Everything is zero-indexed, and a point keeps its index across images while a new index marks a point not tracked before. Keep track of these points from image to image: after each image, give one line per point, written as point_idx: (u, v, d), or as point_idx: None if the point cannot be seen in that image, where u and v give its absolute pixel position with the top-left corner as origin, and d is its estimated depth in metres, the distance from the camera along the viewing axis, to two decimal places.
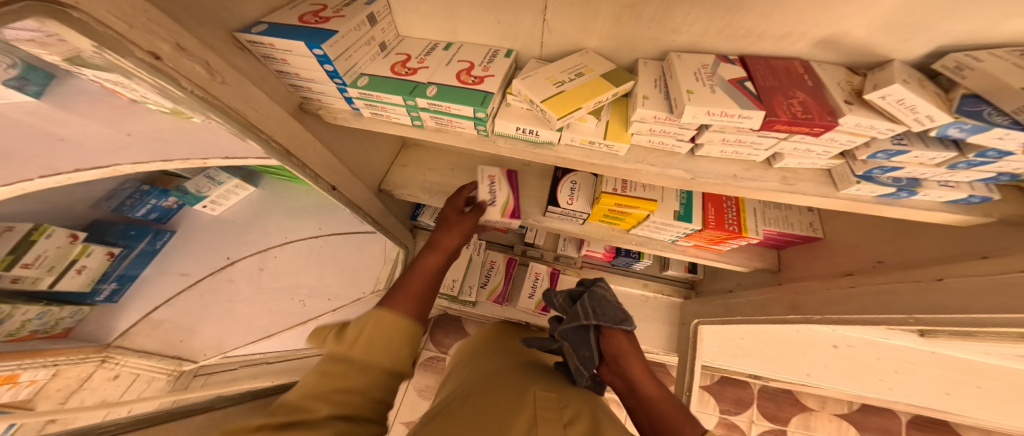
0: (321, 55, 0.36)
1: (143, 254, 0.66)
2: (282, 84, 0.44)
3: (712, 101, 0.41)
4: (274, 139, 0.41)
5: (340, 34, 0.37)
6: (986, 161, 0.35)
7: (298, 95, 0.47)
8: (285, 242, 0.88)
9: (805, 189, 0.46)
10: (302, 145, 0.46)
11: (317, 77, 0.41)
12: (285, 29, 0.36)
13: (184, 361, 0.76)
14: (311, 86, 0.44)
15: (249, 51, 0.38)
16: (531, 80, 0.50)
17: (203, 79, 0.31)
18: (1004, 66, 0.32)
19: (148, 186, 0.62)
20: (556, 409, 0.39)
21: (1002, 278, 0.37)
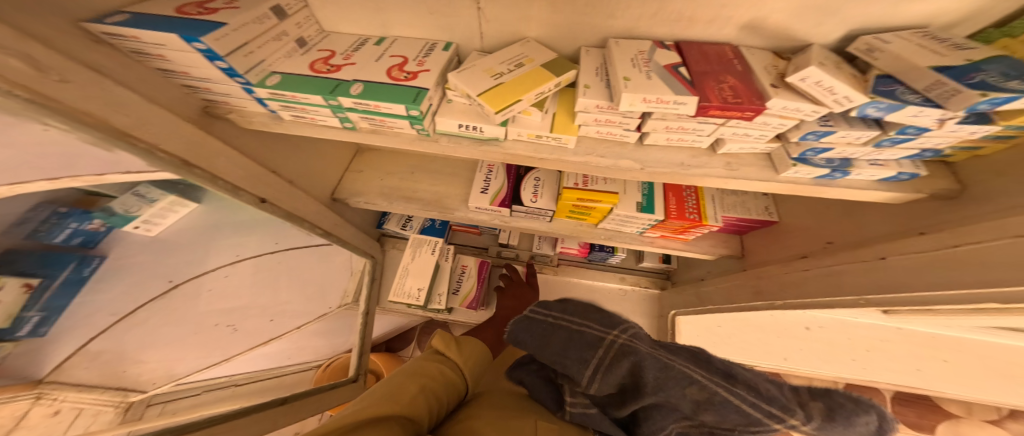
0: (204, 49, 0.33)
1: (63, 284, 0.41)
2: (173, 85, 0.42)
3: (648, 88, 0.40)
4: (161, 148, 0.37)
5: (229, 27, 0.34)
6: (907, 138, 0.35)
7: (197, 97, 0.45)
8: (236, 260, 0.69)
9: (746, 174, 0.46)
10: (204, 154, 0.43)
11: (212, 76, 0.38)
12: (151, 21, 0.33)
13: (133, 390, 0.50)
14: (208, 86, 0.41)
15: (110, 44, 0.35)
16: (468, 73, 0.48)
17: (36, 80, 0.26)
18: (910, 48, 0.31)
19: (64, 208, 0.39)
20: None
21: (936, 255, 0.37)
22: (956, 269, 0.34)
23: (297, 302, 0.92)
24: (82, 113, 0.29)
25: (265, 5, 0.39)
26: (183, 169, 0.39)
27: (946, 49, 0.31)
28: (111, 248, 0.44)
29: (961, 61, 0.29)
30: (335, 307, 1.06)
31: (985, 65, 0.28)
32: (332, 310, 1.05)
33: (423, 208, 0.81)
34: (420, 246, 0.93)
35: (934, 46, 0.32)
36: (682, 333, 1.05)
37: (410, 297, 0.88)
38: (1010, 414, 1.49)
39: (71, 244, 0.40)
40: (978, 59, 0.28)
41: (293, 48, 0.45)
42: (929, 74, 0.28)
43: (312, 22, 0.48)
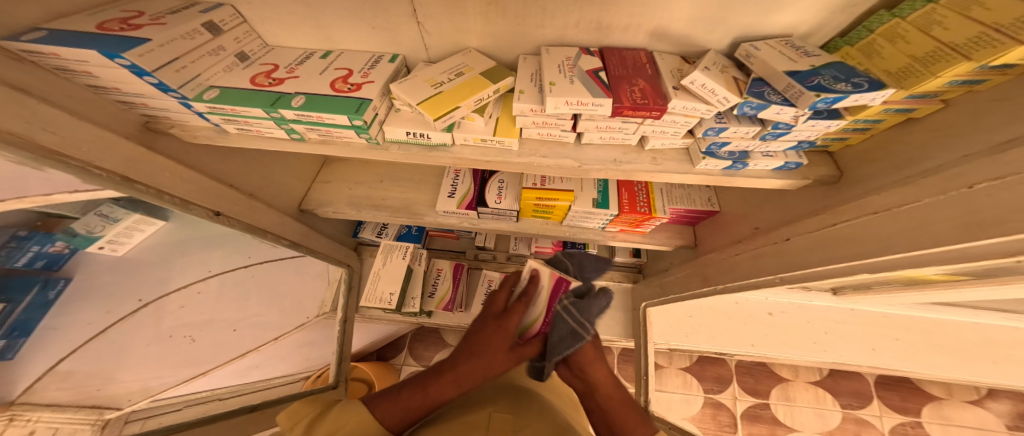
0: (129, 65, 0.34)
1: (31, 307, 0.46)
2: (106, 101, 0.42)
3: (569, 91, 0.44)
4: (96, 165, 0.37)
5: (155, 43, 0.36)
6: (783, 132, 0.40)
7: (134, 112, 0.46)
8: (208, 276, 0.71)
9: (669, 168, 0.50)
10: (144, 169, 0.43)
11: (145, 91, 0.39)
12: (72, 38, 0.34)
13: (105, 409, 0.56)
14: (144, 101, 0.42)
15: (32, 62, 0.35)
16: (409, 83, 0.51)
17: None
18: (773, 54, 0.38)
19: (24, 231, 0.42)
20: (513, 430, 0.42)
21: (824, 233, 0.41)
22: (840, 243, 0.38)
23: (271, 313, 0.94)
24: (9, 132, 0.29)
25: (195, 21, 0.41)
26: (124, 184, 0.40)
27: (799, 55, 0.38)
28: (75, 269, 0.50)
29: (807, 66, 0.35)
30: (312, 317, 1.09)
31: (823, 70, 0.34)
32: (309, 319, 1.08)
33: (392, 214, 0.83)
34: (391, 251, 0.94)
35: (791, 53, 0.38)
36: (654, 325, 1.09)
37: (381, 302, 0.88)
38: (989, 393, 1.56)
39: (35, 266, 0.44)
40: (818, 65, 0.35)
41: (234, 62, 0.47)
42: (783, 77, 0.35)
43: (253, 36, 0.51)
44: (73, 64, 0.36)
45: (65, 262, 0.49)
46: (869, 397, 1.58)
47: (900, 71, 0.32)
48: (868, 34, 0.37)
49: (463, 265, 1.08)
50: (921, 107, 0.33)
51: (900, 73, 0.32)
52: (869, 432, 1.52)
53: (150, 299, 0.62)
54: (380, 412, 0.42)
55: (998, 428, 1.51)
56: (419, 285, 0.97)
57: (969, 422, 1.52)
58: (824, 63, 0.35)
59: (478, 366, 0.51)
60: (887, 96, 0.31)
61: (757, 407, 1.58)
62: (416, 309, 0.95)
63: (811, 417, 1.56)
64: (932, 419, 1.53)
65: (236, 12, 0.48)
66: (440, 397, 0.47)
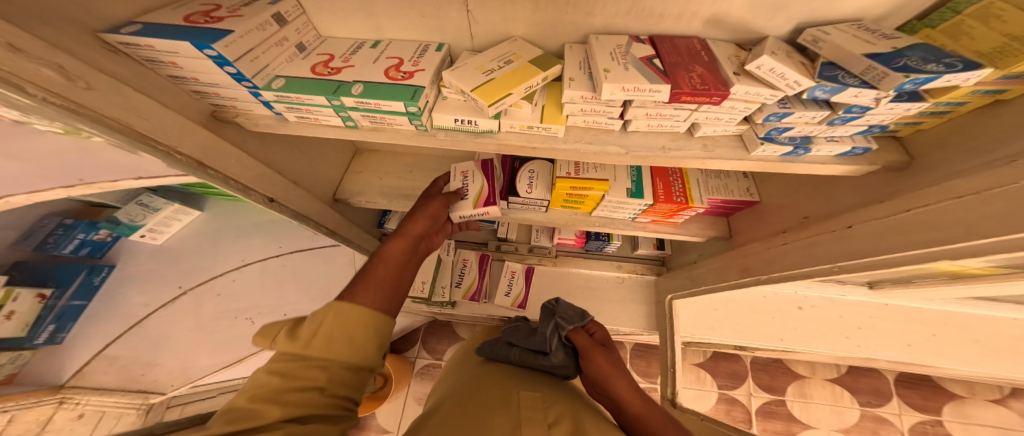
0: (215, 55, 0.35)
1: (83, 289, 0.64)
2: (184, 91, 0.43)
3: (626, 78, 0.44)
4: (177, 150, 0.39)
5: (237, 34, 0.36)
6: (854, 116, 0.41)
7: (206, 102, 0.46)
8: (241, 265, 0.85)
9: (721, 154, 0.50)
10: (214, 155, 0.45)
11: (221, 81, 0.40)
12: (163, 30, 0.35)
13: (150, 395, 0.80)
14: (217, 91, 0.43)
15: (124, 53, 0.36)
16: (460, 70, 0.50)
17: (65, 87, 0.28)
18: (846, 38, 0.38)
19: (72, 221, 0.62)
20: (541, 410, 0.46)
21: (894, 220, 0.41)
22: (912, 229, 0.39)
23: (304, 302, 0.96)
24: (108, 118, 0.32)
25: (266, 12, 0.41)
26: (197, 169, 0.42)
27: (875, 39, 0.38)
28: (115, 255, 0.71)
29: (888, 49, 0.36)
30: None
31: (907, 52, 0.35)
32: None
33: None
34: None
35: (866, 37, 0.39)
36: (680, 318, 1.08)
37: None
38: (1012, 393, 1.54)
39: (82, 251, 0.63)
40: (901, 47, 0.35)
41: (294, 53, 0.48)
42: (862, 60, 0.35)
43: (309, 27, 0.51)
44: (162, 55, 0.37)
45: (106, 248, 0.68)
46: (889, 395, 1.56)
47: (993, 51, 0.33)
48: (952, 16, 0.38)
49: (488, 256, 1.09)
50: (1010, 89, 0.34)
51: (994, 53, 0.32)
52: (888, 429, 1.50)
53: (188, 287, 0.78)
54: (362, 300, 0.44)
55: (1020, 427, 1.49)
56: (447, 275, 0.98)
57: (990, 421, 1.49)
58: (905, 45, 0.36)
59: (422, 219, 0.63)
60: (981, 77, 0.31)
61: (773, 403, 1.57)
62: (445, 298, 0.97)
63: (828, 413, 1.54)
64: (952, 418, 1.51)
65: (297, 3, 0.48)
66: (400, 252, 0.56)
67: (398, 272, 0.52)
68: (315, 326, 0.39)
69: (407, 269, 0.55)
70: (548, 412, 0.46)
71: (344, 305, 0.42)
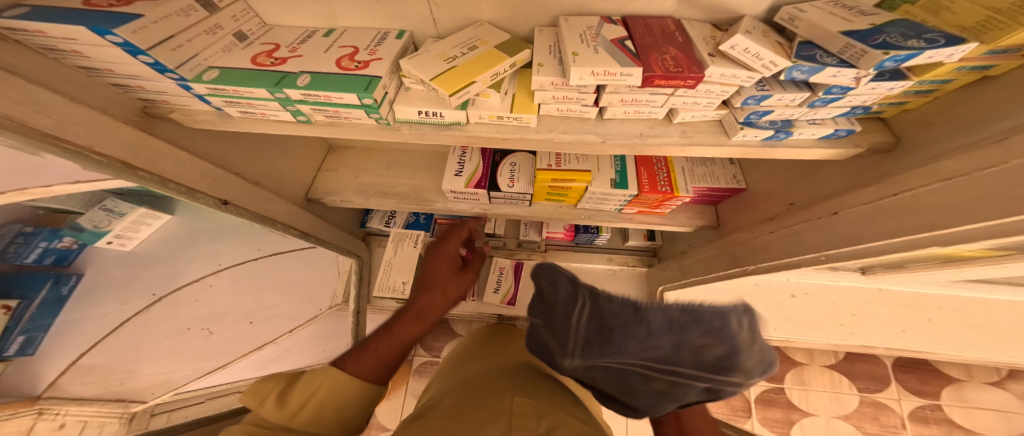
0: (120, 42, 0.31)
1: (46, 303, 0.53)
2: (101, 85, 0.39)
3: (594, 61, 0.41)
4: (92, 149, 0.35)
5: (148, 19, 0.32)
6: (835, 97, 0.38)
7: (132, 97, 0.43)
8: (219, 269, 0.75)
9: (701, 141, 0.47)
10: (144, 155, 0.42)
11: (141, 73, 0.36)
12: (55, 14, 0.31)
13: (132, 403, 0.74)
14: (141, 84, 0.39)
15: (14, 41, 0.32)
16: (419, 58, 0.47)
17: None
18: (823, 16, 0.35)
19: (33, 227, 0.46)
20: (533, 419, 0.38)
21: (881, 205, 0.39)
22: (901, 215, 0.36)
23: (286, 304, 0.94)
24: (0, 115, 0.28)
25: None
26: (124, 170, 0.38)
27: (854, 16, 0.35)
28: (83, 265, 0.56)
29: (867, 26, 0.33)
30: (326, 308, 1.04)
31: (886, 28, 0.33)
32: (322, 311, 1.03)
33: (401, 202, 0.81)
34: (402, 240, 0.91)
35: (843, 14, 0.36)
36: None
37: (395, 292, 0.85)
38: (1010, 374, 1.53)
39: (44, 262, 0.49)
40: (880, 23, 0.33)
41: (232, 42, 0.44)
42: (839, 39, 0.33)
43: (251, 15, 0.47)
44: (60, 42, 0.33)
45: (73, 258, 0.54)
46: (887, 380, 1.55)
47: (978, 25, 0.30)
48: None
49: None
50: (999, 65, 0.31)
51: (978, 27, 0.30)
52: (888, 415, 1.50)
53: (162, 294, 0.67)
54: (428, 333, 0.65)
55: (1019, 409, 1.48)
56: None
57: (989, 405, 1.49)
58: (884, 22, 0.34)
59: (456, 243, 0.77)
60: (965, 52, 0.29)
61: (771, 391, 1.56)
62: (429, 298, 0.93)
63: (828, 401, 1.53)
64: (952, 402, 1.50)
65: None
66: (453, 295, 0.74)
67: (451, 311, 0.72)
68: (307, 394, 0.41)
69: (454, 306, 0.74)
70: (542, 421, 0.39)
71: (334, 371, 0.44)
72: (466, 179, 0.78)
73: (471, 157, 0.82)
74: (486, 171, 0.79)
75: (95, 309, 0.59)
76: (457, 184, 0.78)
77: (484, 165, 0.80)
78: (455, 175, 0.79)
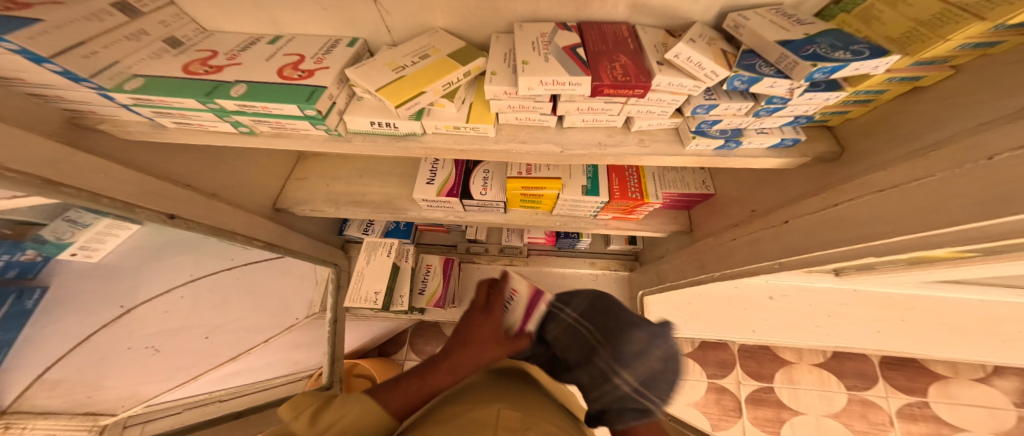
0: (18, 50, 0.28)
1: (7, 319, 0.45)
2: (16, 94, 0.36)
3: (542, 69, 0.40)
4: (9, 166, 0.32)
5: (48, 25, 0.30)
6: (778, 107, 0.37)
7: (57, 108, 0.40)
8: (195, 280, 0.70)
9: (658, 150, 0.46)
10: (70, 171, 0.38)
11: (55, 82, 0.33)
12: None
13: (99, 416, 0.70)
14: (59, 94, 0.36)
15: None
16: (367, 67, 0.46)
17: None
18: (763, 23, 0.34)
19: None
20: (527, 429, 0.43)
21: (825, 215, 0.38)
22: (841, 225, 0.36)
23: (257, 317, 0.91)
24: None
25: (104, 2, 0.36)
26: (46, 187, 0.35)
27: (789, 24, 0.35)
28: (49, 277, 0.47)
29: (800, 36, 0.32)
30: (302, 318, 1.05)
31: (818, 39, 0.32)
32: (299, 321, 1.04)
33: (373, 210, 0.80)
34: (375, 248, 0.90)
35: (781, 22, 0.35)
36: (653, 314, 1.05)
37: (367, 301, 0.84)
38: (996, 371, 1.54)
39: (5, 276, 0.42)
40: (814, 34, 0.32)
41: (163, 48, 0.42)
42: (774, 48, 0.32)
43: (184, 19, 0.46)
44: None
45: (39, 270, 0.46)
46: (875, 379, 1.56)
47: (903, 36, 0.30)
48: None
49: (453, 261, 1.03)
50: (929, 74, 0.31)
51: (904, 38, 0.30)
52: (875, 413, 1.50)
53: (131, 305, 0.62)
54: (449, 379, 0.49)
55: (1004, 405, 1.50)
56: (407, 282, 0.93)
57: (976, 401, 1.50)
58: (817, 32, 0.33)
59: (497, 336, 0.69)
60: (889, 64, 0.28)
61: (761, 390, 1.56)
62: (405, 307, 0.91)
63: (817, 398, 1.54)
64: (938, 399, 1.51)
65: None
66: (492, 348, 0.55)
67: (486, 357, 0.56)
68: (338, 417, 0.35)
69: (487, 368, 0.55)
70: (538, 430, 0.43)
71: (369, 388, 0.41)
72: (438, 188, 0.77)
73: (444, 165, 0.81)
74: (459, 178, 0.78)
75: (61, 324, 0.54)
76: (429, 192, 0.77)
77: (457, 172, 0.79)
78: (427, 182, 0.78)
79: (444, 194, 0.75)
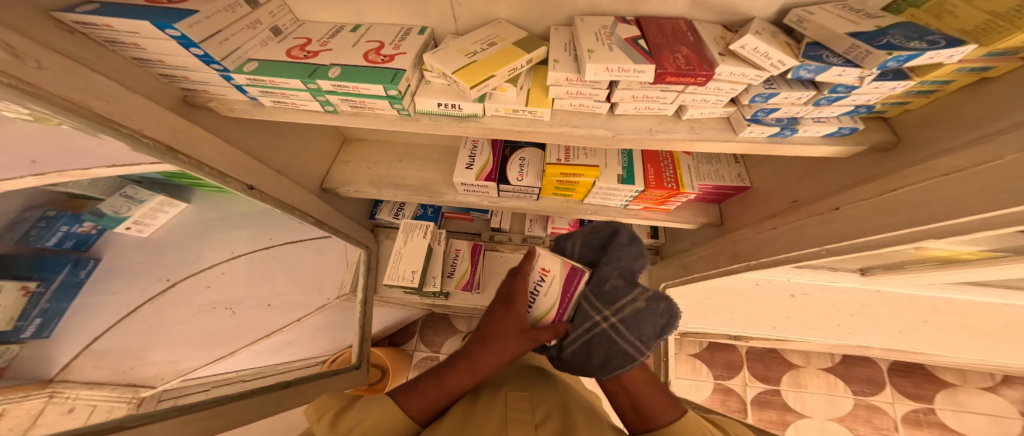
0: (178, 36, 0.34)
1: (65, 286, 0.49)
2: (150, 75, 0.43)
3: (609, 58, 0.43)
4: (143, 133, 0.39)
5: (202, 15, 0.36)
6: (840, 96, 0.40)
7: (176, 87, 0.46)
8: (232, 257, 0.76)
9: (709, 137, 0.50)
10: (185, 140, 0.45)
11: (187, 64, 0.40)
12: (122, 9, 0.35)
13: (140, 387, 0.53)
14: (186, 75, 0.42)
15: (82, 34, 0.36)
16: (441, 53, 0.49)
17: (14, 65, 0.27)
18: (830, 18, 0.38)
19: (54, 211, 0.47)
20: (527, 409, 0.47)
21: (881, 200, 0.41)
22: (898, 209, 0.38)
23: (296, 293, 0.96)
24: (64, 99, 0.31)
25: None
26: (168, 154, 0.41)
27: (858, 18, 0.38)
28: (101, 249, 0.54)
29: (873, 28, 0.35)
30: (334, 298, 1.07)
31: (890, 30, 0.35)
32: (331, 301, 1.06)
33: (411, 193, 0.83)
34: (412, 230, 0.93)
35: (849, 16, 0.38)
36: None
37: (405, 281, 0.87)
38: (1004, 380, 1.55)
39: (65, 245, 0.48)
40: (885, 26, 0.35)
41: (269, 37, 0.47)
42: (846, 39, 0.34)
43: (285, 10, 0.50)
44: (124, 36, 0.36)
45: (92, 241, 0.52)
46: (882, 384, 1.57)
47: (978, 29, 0.32)
48: None
49: (481, 246, 1.06)
50: (998, 67, 0.33)
51: (978, 31, 0.32)
52: (881, 418, 1.52)
53: (176, 278, 0.64)
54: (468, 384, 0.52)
55: (1012, 414, 1.51)
56: (440, 264, 0.96)
57: (983, 409, 1.51)
58: (889, 24, 0.36)
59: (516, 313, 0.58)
60: (965, 54, 0.31)
61: (767, 392, 1.58)
62: (437, 287, 0.94)
63: (822, 402, 1.55)
64: (945, 406, 1.53)
65: None
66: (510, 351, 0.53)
67: (501, 354, 0.52)
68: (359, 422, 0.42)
69: (506, 357, 0.52)
70: (535, 410, 0.48)
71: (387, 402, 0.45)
72: (477, 173, 0.80)
73: (482, 151, 0.84)
74: (496, 164, 0.81)
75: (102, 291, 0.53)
76: (468, 176, 0.80)
77: (494, 159, 0.82)
78: (466, 167, 0.81)
79: (483, 179, 0.78)
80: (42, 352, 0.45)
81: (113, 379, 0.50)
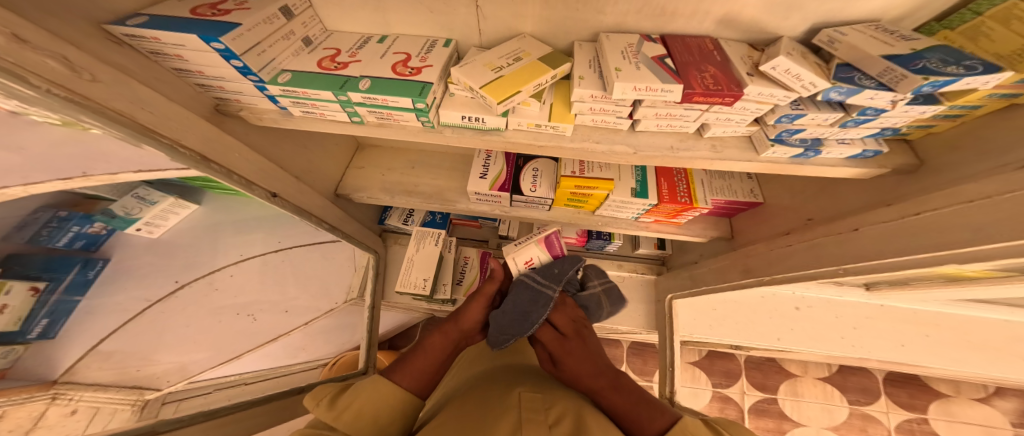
0: (221, 49, 0.35)
1: (74, 286, 0.46)
2: (188, 84, 0.44)
3: (637, 77, 0.43)
4: (182, 144, 0.39)
5: (244, 28, 0.36)
6: (868, 119, 0.41)
7: (210, 96, 0.47)
8: (240, 260, 0.74)
9: (731, 155, 0.51)
10: (218, 149, 0.45)
11: (226, 74, 0.41)
12: (170, 22, 0.36)
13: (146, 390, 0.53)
14: (222, 84, 0.43)
15: (130, 46, 0.37)
16: (469, 67, 0.50)
17: (71, 78, 0.28)
18: (863, 39, 0.39)
19: (65, 212, 0.43)
20: (541, 410, 0.46)
21: (902, 223, 0.42)
22: (919, 232, 0.39)
23: (304, 297, 0.97)
24: (113, 111, 0.32)
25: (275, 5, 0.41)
26: (201, 162, 0.42)
27: (895, 41, 0.39)
28: (113, 249, 0.50)
29: (908, 50, 0.36)
30: (341, 303, 1.08)
31: (926, 53, 0.36)
32: (338, 305, 1.07)
33: (424, 200, 0.83)
34: (423, 237, 0.94)
35: (883, 38, 0.40)
36: (679, 318, 1.08)
37: (417, 288, 0.87)
38: (997, 392, 1.57)
39: (74, 246, 0.45)
40: (920, 49, 0.37)
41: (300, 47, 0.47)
42: (880, 62, 0.36)
43: (315, 20, 0.50)
44: (168, 48, 0.37)
45: (103, 241, 0.49)
46: (877, 394, 1.59)
47: (1012, 54, 0.34)
48: (974, 17, 0.39)
49: (489, 254, 1.06)
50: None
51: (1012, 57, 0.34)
52: (875, 428, 1.54)
53: (185, 281, 0.62)
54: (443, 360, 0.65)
55: (1002, 425, 1.53)
56: (450, 272, 0.96)
57: (975, 420, 1.54)
58: (924, 47, 0.37)
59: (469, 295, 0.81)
60: (1000, 81, 0.32)
61: (764, 401, 1.60)
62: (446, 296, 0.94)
63: (819, 411, 1.57)
64: (938, 417, 1.55)
65: None
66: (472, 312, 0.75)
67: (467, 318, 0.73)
68: (355, 400, 0.49)
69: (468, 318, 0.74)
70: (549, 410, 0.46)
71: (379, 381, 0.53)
72: (490, 182, 0.80)
73: (495, 162, 0.85)
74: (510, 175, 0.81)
75: (118, 295, 0.52)
76: (481, 186, 0.80)
77: (508, 169, 0.82)
78: (480, 177, 0.81)
79: (497, 188, 0.79)
80: (50, 355, 0.42)
81: (117, 381, 0.49)
